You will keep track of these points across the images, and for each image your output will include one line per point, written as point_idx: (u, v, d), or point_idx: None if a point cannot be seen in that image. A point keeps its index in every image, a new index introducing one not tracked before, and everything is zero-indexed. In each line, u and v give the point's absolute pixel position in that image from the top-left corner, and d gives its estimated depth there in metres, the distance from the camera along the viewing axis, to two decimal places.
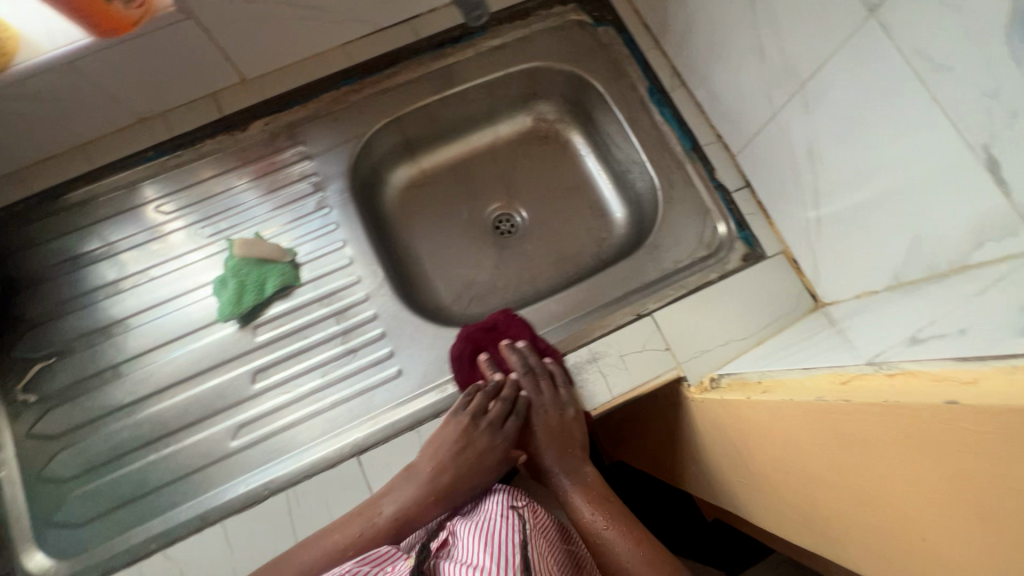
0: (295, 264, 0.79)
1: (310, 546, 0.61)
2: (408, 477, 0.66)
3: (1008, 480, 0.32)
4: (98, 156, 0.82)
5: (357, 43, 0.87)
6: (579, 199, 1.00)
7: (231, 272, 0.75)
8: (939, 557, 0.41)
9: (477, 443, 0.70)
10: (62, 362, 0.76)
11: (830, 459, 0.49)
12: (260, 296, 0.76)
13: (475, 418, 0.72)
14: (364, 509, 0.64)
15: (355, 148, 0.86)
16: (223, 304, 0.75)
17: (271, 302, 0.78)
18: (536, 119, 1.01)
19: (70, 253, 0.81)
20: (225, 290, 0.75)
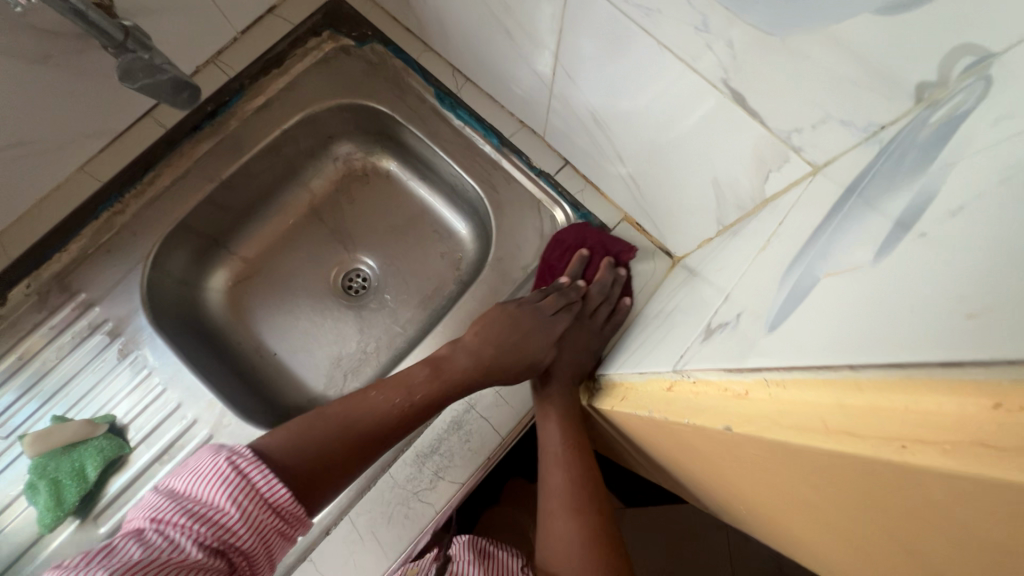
0: (114, 433, 0.69)
1: (325, 425, 0.57)
2: (432, 380, 0.62)
3: (818, 496, 0.25)
4: None
5: (97, 158, 0.75)
6: (421, 227, 0.92)
7: (36, 475, 0.65)
8: (790, 534, 0.35)
9: (533, 342, 0.67)
10: None
11: (675, 443, 0.42)
12: (82, 485, 0.65)
13: (539, 316, 0.69)
14: (390, 392, 0.61)
15: (144, 271, 0.75)
16: (40, 513, 0.63)
17: (101, 486, 0.67)
18: (345, 162, 0.92)
19: None
20: (39, 499, 0.64)
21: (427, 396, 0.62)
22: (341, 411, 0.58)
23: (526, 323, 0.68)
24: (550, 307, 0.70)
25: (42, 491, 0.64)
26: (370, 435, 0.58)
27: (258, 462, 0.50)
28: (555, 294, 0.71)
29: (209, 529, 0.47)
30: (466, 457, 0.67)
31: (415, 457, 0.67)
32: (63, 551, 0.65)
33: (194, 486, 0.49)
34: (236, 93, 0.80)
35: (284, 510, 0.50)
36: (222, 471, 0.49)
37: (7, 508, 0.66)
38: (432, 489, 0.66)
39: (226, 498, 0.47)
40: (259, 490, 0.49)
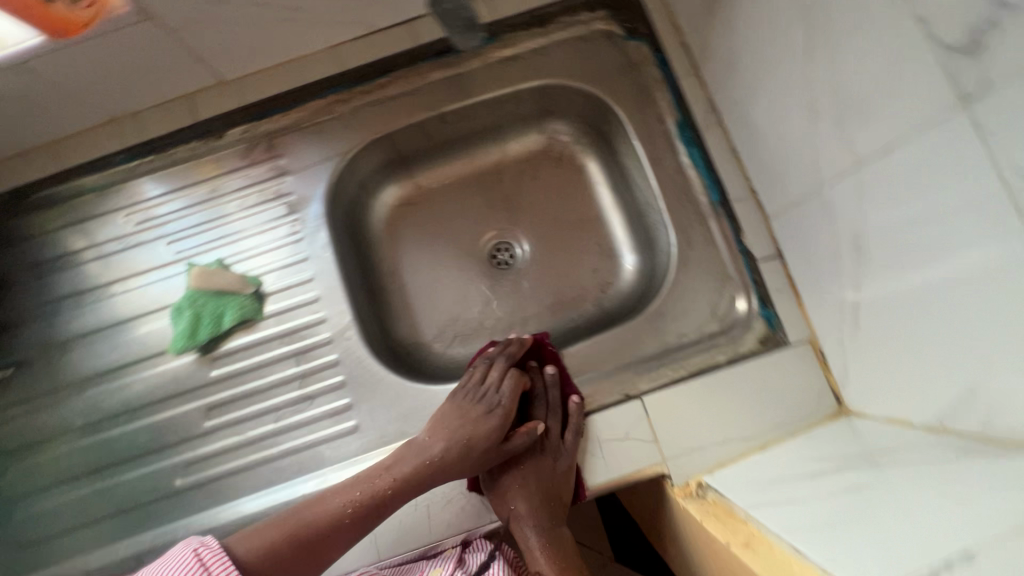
0: (257, 296, 0.72)
1: (275, 526, 0.59)
2: (376, 483, 0.61)
3: None
4: (67, 156, 0.76)
5: (349, 44, 0.77)
6: (588, 234, 0.88)
7: (187, 301, 0.71)
8: None
9: (467, 442, 0.65)
10: (21, 372, 0.73)
11: None
12: (215, 329, 0.71)
13: (477, 414, 0.67)
14: (338, 496, 0.61)
15: (340, 164, 0.77)
16: (176, 334, 0.71)
17: (228, 336, 0.72)
18: (548, 140, 0.90)
19: (36, 257, 0.76)
20: (180, 320, 0.71)
21: (372, 503, 0.61)
22: (294, 512, 0.61)
23: (463, 427, 0.66)
24: (490, 402, 0.69)
25: (185, 314, 0.71)
26: (325, 529, 0.60)
27: (219, 557, 0.56)
28: (490, 392, 0.70)
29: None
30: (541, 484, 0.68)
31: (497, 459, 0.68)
32: (179, 373, 0.71)
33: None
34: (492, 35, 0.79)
35: None
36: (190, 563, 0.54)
37: (155, 313, 0.73)
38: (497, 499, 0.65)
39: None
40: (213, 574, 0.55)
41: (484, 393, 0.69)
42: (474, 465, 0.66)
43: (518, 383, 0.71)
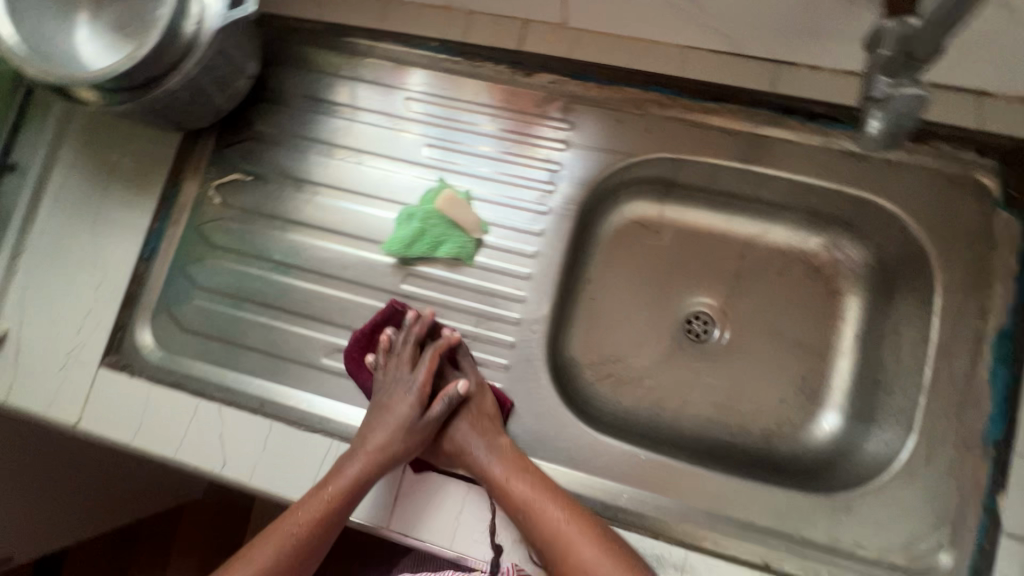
0: (478, 242, 0.70)
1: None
2: (330, 485, 0.59)
3: None
4: (388, 18, 0.74)
5: (702, 53, 0.67)
6: (799, 364, 0.78)
7: (419, 213, 0.70)
8: None
9: (395, 426, 0.62)
10: (254, 185, 0.77)
11: None
12: (429, 253, 0.70)
13: (392, 400, 0.64)
14: (274, 534, 0.59)
15: (620, 163, 0.71)
16: (394, 236, 0.71)
17: (432, 262, 0.71)
18: (821, 247, 0.79)
19: (315, 93, 0.78)
20: (405, 227, 0.70)
21: (305, 531, 0.58)
22: (242, 554, 0.59)
23: (386, 420, 0.63)
24: (407, 384, 0.66)
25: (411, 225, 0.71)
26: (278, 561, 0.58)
27: None
28: (402, 376, 0.66)
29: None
30: None
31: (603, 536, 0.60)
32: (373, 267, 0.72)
33: None
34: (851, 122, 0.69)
35: None
36: None
37: (383, 203, 0.73)
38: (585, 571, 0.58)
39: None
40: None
41: (391, 389, 0.65)
42: (411, 445, 0.63)
43: (433, 357, 0.66)
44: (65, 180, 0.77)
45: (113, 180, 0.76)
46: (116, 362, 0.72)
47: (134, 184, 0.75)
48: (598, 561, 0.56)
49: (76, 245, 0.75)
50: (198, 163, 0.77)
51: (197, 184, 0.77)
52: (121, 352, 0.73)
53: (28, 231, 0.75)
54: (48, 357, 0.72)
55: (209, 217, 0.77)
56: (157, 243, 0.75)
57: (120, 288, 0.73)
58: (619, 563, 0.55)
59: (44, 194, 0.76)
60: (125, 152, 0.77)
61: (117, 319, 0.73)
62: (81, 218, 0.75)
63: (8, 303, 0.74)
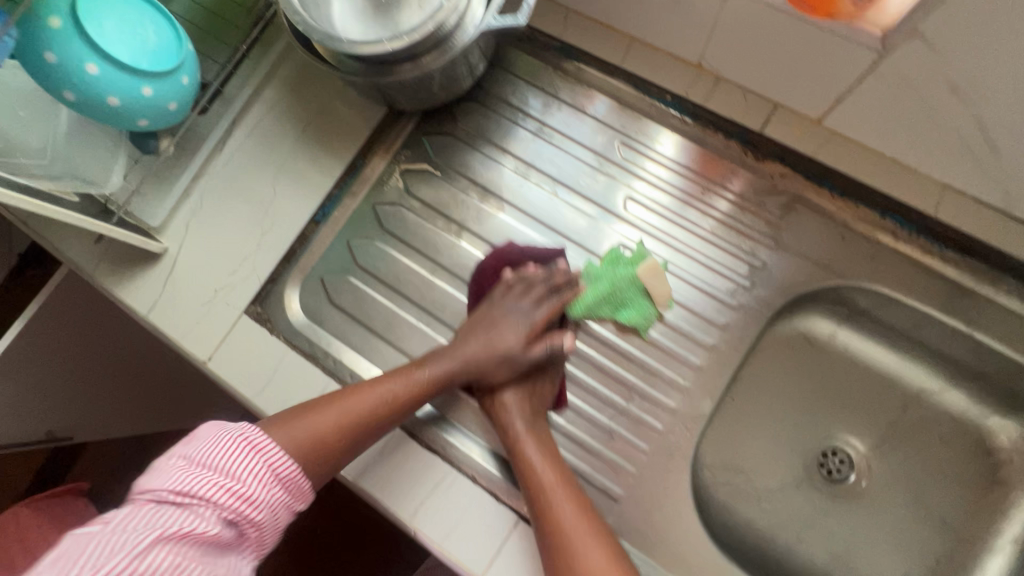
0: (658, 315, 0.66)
1: (298, 427, 0.57)
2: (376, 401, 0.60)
3: None
4: (630, 58, 0.71)
5: (963, 198, 0.62)
6: (937, 544, 0.71)
7: (614, 275, 0.67)
8: None
9: (492, 350, 0.62)
10: (440, 180, 0.74)
11: None
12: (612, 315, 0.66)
13: (498, 325, 0.63)
14: (343, 404, 0.59)
15: (827, 280, 0.66)
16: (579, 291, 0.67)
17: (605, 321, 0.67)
18: (999, 429, 0.72)
19: (527, 107, 0.75)
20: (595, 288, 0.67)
21: (374, 411, 0.59)
22: (311, 410, 0.59)
23: (477, 344, 0.63)
24: (516, 314, 0.64)
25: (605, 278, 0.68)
26: (342, 432, 0.58)
27: (266, 444, 0.55)
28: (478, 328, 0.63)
29: (224, 499, 0.51)
30: None
31: None
32: None
33: (208, 455, 0.53)
34: None
35: (288, 482, 0.55)
36: (243, 444, 0.54)
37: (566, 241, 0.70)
38: None
39: (252, 470, 0.53)
40: (271, 465, 0.54)
41: (501, 311, 0.64)
42: (489, 372, 0.62)
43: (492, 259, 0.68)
44: (260, 120, 0.76)
45: (306, 135, 0.75)
46: (258, 314, 0.71)
47: (328, 146, 0.74)
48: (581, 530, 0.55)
49: (254, 188, 0.74)
50: (392, 143, 0.75)
51: (384, 162, 0.75)
52: (264, 304, 0.72)
53: (213, 160, 0.75)
54: (198, 288, 0.72)
55: (383, 198, 0.74)
56: (331, 209, 0.74)
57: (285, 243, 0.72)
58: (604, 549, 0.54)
59: (238, 128, 0.75)
60: (326, 111, 0.75)
61: (273, 272, 0.72)
62: (266, 162, 0.75)
63: (173, 223, 0.73)
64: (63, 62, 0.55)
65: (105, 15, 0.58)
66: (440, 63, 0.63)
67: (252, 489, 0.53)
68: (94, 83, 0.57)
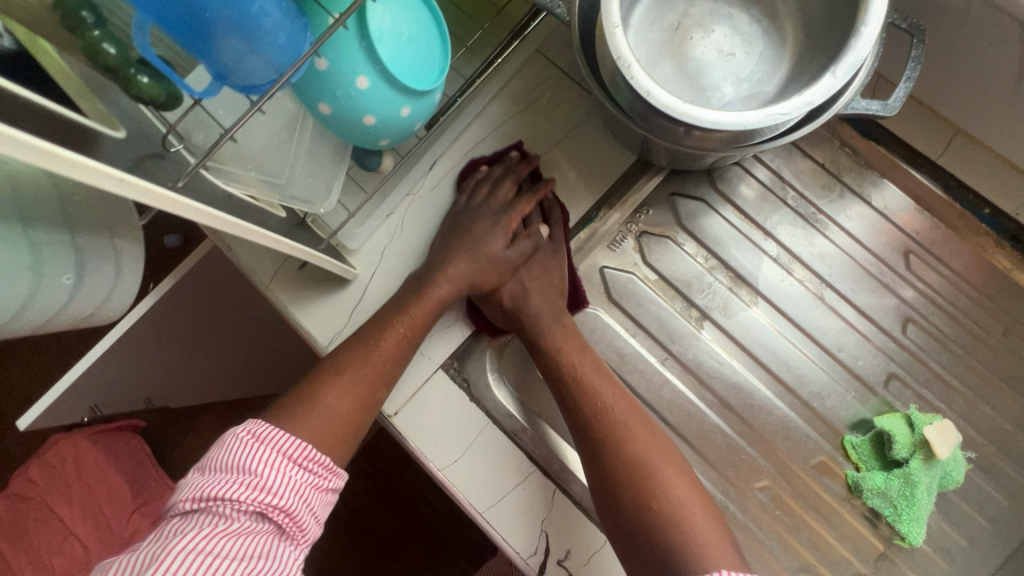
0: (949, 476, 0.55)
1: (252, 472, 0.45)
2: (351, 360, 0.54)
3: None
4: (949, 157, 0.59)
5: None
6: None
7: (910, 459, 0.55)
8: None
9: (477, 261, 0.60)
10: (683, 252, 0.63)
11: None
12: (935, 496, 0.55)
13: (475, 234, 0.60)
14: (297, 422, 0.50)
15: None
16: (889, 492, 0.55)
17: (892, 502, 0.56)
18: None
19: (800, 186, 0.63)
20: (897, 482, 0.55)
21: (352, 388, 0.53)
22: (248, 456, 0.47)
23: (464, 259, 0.60)
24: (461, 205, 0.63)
25: (870, 462, 0.57)
26: (326, 427, 0.50)
27: (275, 430, 0.48)
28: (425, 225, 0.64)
29: (248, 496, 0.44)
30: None
31: None
32: (783, 423, 0.59)
33: (220, 457, 0.46)
34: None
35: (308, 459, 0.48)
36: (248, 438, 0.46)
37: (825, 356, 0.60)
38: None
39: (266, 459, 0.46)
40: (281, 449, 0.47)
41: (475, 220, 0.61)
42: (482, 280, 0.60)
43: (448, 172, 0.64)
44: (481, 142, 0.64)
45: (535, 171, 0.64)
46: (454, 371, 0.60)
47: (560, 188, 0.63)
48: (651, 462, 0.51)
49: None
50: (633, 197, 0.64)
51: (619, 219, 0.64)
52: (461, 361, 0.61)
53: (422, 181, 0.64)
54: None
55: (612, 261, 0.64)
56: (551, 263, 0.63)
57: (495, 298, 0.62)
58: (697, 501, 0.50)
59: (455, 147, 0.64)
60: (562, 145, 0.64)
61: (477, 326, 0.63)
62: (484, 194, 0.64)
63: (369, 246, 0.64)
64: (335, 71, 0.44)
65: (384, 8, 0.45)
66: (725, 149, 0.53)
67: (271, 480, 0.45)
68: (358, 101, 0.47)
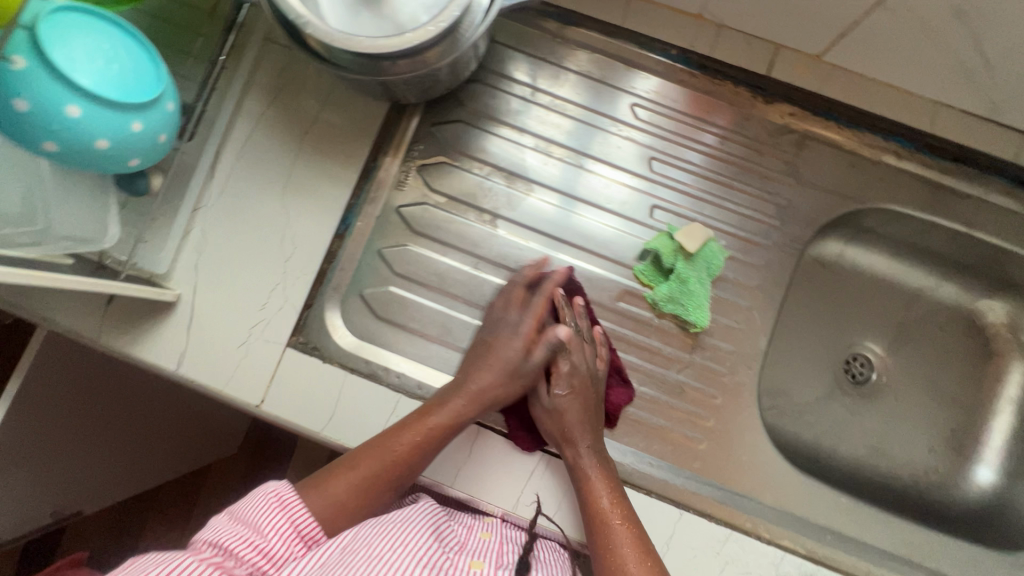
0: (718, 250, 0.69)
1: (322, 497, 0.52)
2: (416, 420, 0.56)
3: None
4: (631, 17, 0.72)
5: (952, 110, 0.69)
6: (952, 415, 0.81)
7: (681, 267, 0.67)
8: None
9: (501, 372, 0.60)
10: (459, 169, 0.72)
11: None
12: (711, 276, 0.69)
13: (519, 366, 0.61)
14: (368, 461, 0.54)
15: (844, 206, 0.71)
16: (673, 294, 0.68)
17: (684, 300, 0.68)
18: (990, 310, 0.82)
19: (534, 81, 0.73)
20: (676, 283, 0.68)
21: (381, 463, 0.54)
22: (334, 473, 0.53)
23: (497, 376, 0.60)
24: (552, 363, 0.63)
25: (657, 279, 0.69)
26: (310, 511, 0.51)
27: (276, 493, 0.51)
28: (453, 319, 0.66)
29: (246, 555, 0.45)
30: None
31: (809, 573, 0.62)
32: (585, 275, 0.70)
33: (224, 532, 0.48)
34: None
35: (307, 535, 0.49)
36: (274, 498, 0.50)
37: (600, 211, 0.71)
38: None
39: (276, 525, 0.48)
40: (295, 523, 0.49)
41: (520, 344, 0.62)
42: (510, 391, 0.61)
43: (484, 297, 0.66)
44: (248, 139, 0.69)
45: (306, 146, 0.69)
46: (302, 345, 0.68)
47: (333, 154, 0.69)
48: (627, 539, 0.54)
49: (261, 212, 0.68)
50: (402, 139, 0.72)
51: (397, 162, 0.71)
52: (307, 332, 0.69)
53: (207, 190, 0.68)
54: (225, 331, 0.66)
55: (404, 200, 0.72)
56: (351, 219, 0.70)
57: (314, 266, 0.68)
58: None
59: (225, 151, 0.68)
60: (321, 117, 0.70)
61: (306, 297, 0.68)
62: (268, 181, 0.69)
63: (179, 267, 0.67)
64: (40, 108, 0.47)
65: (72, 43, 0.49)
66: (444, 59, 0.61)
67: (271, 544, 0.47)
68: (78, 129, 0.49)
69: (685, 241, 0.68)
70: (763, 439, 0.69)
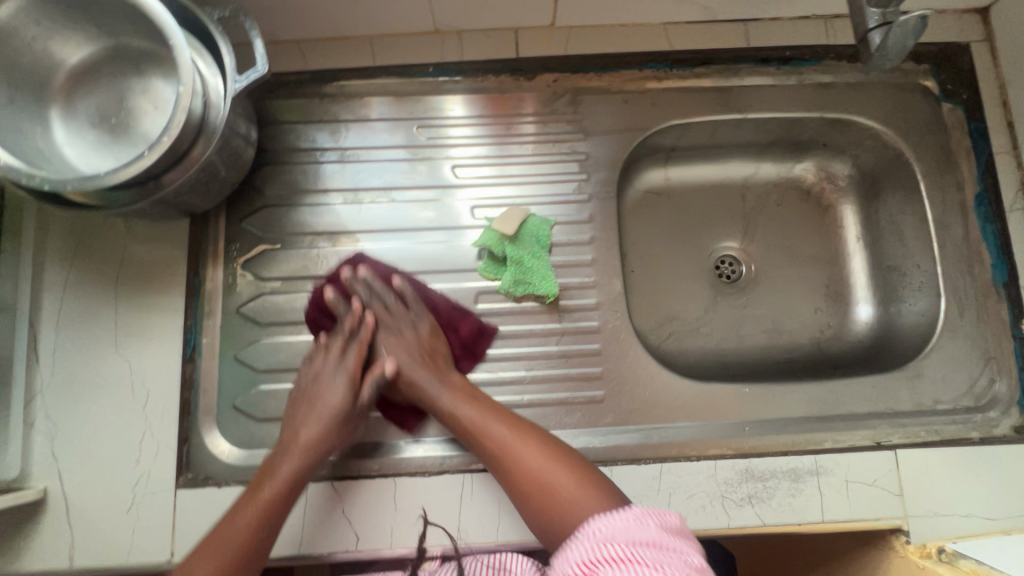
0: (545, 222, 0.73)
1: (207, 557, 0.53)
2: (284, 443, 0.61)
3: None
4: (381, 54, 0.76)
5: (681, 25, 0.77)
6: (820, 272, 0.87)
7: (511, 251, 0.71)
8: None
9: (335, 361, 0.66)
10: (283, 250, 0.73)
11: None
12: (544, 251, 0.73)
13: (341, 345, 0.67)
14: (250, 501, 0.57)
15: (635, 138, 0.77)
16: (517, 277, 0.71)
17: (529, 278, 0.71)
18: (807, 171, 0.89)
19: (319, 143, 0.76)
20: (513, 267, 0.71)
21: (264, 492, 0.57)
22: (216, 532, 0.55)
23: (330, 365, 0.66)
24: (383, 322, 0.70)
25: (501, 270, 0.72)
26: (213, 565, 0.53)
27: None
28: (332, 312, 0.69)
29: None
30: (783, 508, 0.64)
31: (743, 469, 0.65)
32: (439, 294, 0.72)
33: None
34: (817, 57, 0.80)
35: None
36: None
37: (427, 232, 0.74)
38: (738, 505, 0.64)
39: None
40: None
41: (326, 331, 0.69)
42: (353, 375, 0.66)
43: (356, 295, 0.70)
44: (60, 307, 0.67)
45: (122, 290, 0.68)
46: (193, 480, 0.65)
47: (151, 287, 0.68)
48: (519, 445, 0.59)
49: (98, 371, 0.66)
50: (215, 246, 0.72)
51: (220, 269, 0.72)
52: (194, 467, 0.66)
53: (36, 374, 0.65)
54: (106, 502, 0.63)
55: (243, 299, 0.72)
56: (196, 339, 0.70)
57: (174, 400, 0.66)
58: (546, 454, 0.58)
59: (41, 329, 0.66)
60: (127, 256, 0.69)
61: (180, 433, 0.66)
62: (94, 339, 0.67)
63: (34, 462, 0.64)
64: None
65: None
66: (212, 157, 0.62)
67: None
68: None
69: (501, 225, 0.72)
70: (659, 368, 0.71)
